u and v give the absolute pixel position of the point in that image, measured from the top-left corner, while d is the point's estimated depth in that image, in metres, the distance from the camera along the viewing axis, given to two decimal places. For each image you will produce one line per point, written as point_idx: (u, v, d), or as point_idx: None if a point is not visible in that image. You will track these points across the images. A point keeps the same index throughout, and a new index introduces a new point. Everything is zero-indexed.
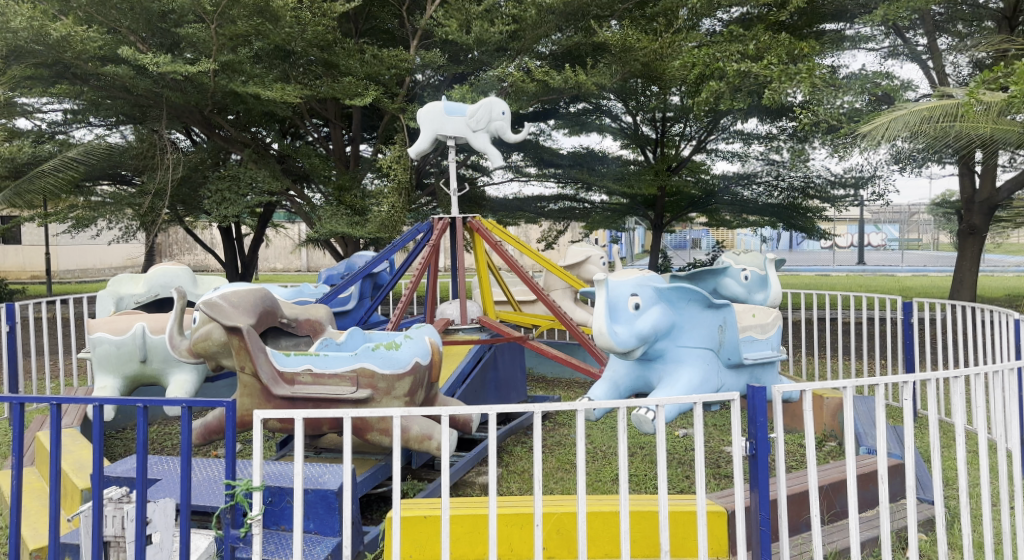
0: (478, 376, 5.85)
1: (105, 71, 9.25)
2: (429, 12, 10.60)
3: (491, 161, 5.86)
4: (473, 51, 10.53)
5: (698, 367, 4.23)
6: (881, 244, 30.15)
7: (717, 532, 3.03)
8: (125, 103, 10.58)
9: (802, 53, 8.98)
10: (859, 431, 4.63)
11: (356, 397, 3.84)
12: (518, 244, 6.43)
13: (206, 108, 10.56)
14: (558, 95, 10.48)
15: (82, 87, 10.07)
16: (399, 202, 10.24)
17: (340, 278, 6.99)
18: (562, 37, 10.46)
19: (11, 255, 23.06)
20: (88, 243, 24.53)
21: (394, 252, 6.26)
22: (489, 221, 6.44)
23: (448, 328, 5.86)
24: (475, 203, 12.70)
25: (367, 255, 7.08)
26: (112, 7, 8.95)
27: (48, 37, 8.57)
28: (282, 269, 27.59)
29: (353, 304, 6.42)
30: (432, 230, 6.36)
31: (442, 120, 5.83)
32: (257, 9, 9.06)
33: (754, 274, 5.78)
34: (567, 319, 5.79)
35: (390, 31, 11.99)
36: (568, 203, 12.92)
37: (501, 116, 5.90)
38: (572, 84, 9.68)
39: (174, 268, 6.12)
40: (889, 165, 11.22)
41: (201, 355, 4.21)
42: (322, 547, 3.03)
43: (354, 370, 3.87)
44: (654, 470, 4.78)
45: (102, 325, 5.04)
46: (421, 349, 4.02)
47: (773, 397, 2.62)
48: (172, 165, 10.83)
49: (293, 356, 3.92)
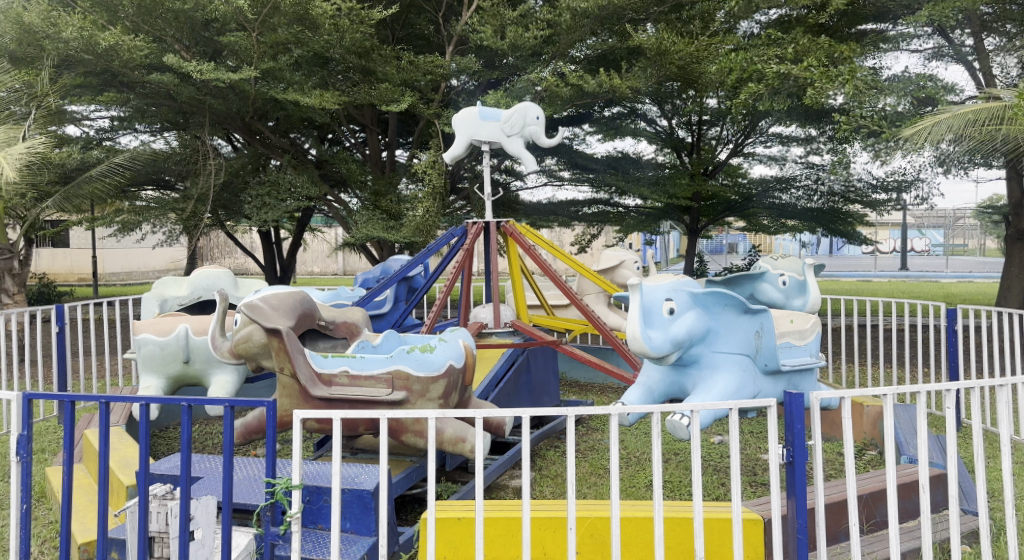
0: (512, 379, 5.87)
1: (151, 79, 9.49)
2: (465, 18, 10.67)
3: (525, 165, 5.87)
4: (508, 56, 10.59)
5: (734, 373, 4.19)
6: (926, 250, 29.53)
7: (753, 539, 3.00)
8: (169, 110, 10.88)
9: (842, 56, 8.88)
10: (901, 440, 4.54)
11: (392, 399, 3.89)
12: (551, 248, 6.43)
13: (247, 114, 10.78)
14: (592, 99, 10.46)
15: (129, 95, 10.35)
16: (434, 206, 10.36)
17: (375, 282, 7.08)
18: (597, 41, 10.49)
19: (61, 258, 23.77)
20: (133, 247, 25.17)
21: (428, 256, 6.32)
22: (523, 225, 6.45)
23: (482, 332, 6.00)
24: (509, 207, 12.74)
25: (402, 258, 7.14)
26: (159, 16, 9.19)
27: (97, 46, 8.84)
28: (319, 273, 27.97)
29: (389, 307, 6.49)
30: (467, 234, 6.38)
31: (477, 125, 5.87)
32: (297, 17, 9.23)
33: (792, 279, 5.69)
34: (600, 323, 5.76)
35: (426, 37, 12.01)
36: (601, 207, 12.89)
37: (535, 121, 5.93)
38: (606, 87, 9.66)
39: (217, 272, 6.23)
40: (933, 168, 10.92)
41: (241, 356, 4.30)
42: (358, 547, 3.08)
43: (389, 372, 3.93)
44: (689, 477, 4.74)
45: (147, 326, 5.18)
46: (455, 353, 4.06)
47: (811, 403, 2.59)
48: (214, 170, 11.11)
49: (331, 357, 4.00)
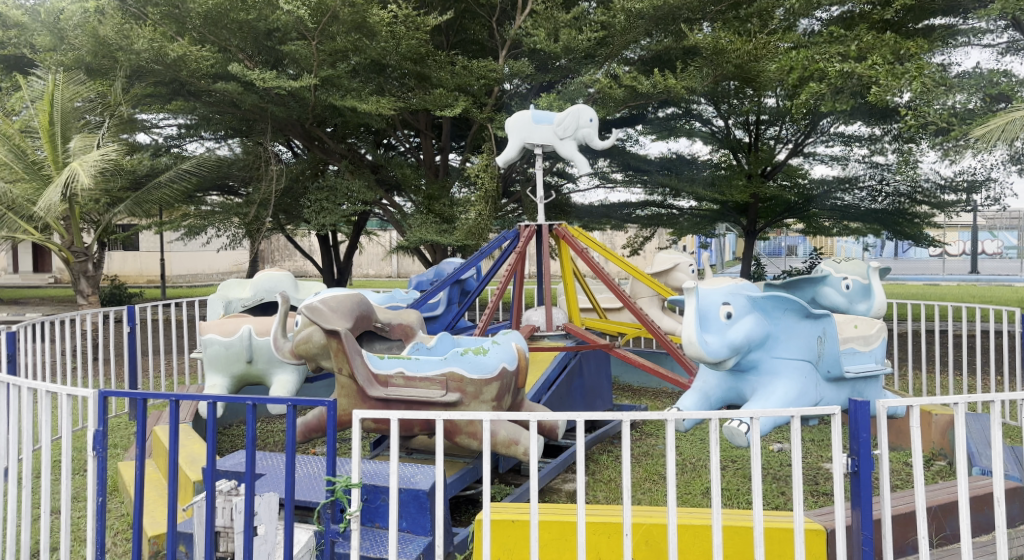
0: (565, 382, 5.86)
1: (216, 87, 9.82)
2: (518, 22, 10.71)
3: (579, 168, 5.84)
4: (561, 59, 10.59)
5: (795, 379, 4.09)
6: (997, 253, 28.37)
7: (815, 549, 2.92)
8: (233, 118, 11.26)
9: (909, 53, 8.59)
10: (973, 451, 4.36)
11: (446, 401, 3.94)
12: (604, 251, 6.37)
13: (306, 121, 11.04)
14: (647, 100, 10.36)
15: (195, 103, 10.75)
16: (486, 210, 10.45)
17: (428, 284, 7.16)
18: (652, 42, 10.38)
19: (131, 261, 24.80)
20: (199, 250, 26.09)
21: (480, 259, 6.36)
22: (575, 228, 6.40)
23: (534, 335, 5.99)
24: (562, 210, 12.66)
25: (455, 261, 7.20)
26: (224, 27, 9.48)
27: (167, 57, 9.20)
28: (374, 275, 28.46)
29: (442, 309, 6.56)
30: (519, 238, 6.38)
31: (530, 129, 5.89)
32: (355, 25, 9.41)
33: (856, 283, 5.53)
34: (654, 328, 5.68)
35: (479, 42, 12.05)
36: (655, 209, 12.78)
37: (589, 123, 5.88)
38: (660, 89, 9.57)
39: (278, 274, 6.40)
40: (1007, 168, 10.44)
41: (302, 356, 4.42)
42: (415, 546, 3.12)
43: (444, 374, 3.97)
44: (747, 485, 4.65)
45: (213, 327, 5.35)
46: (508, 355, 4.09)
47: (877, 411, 2.50)
48: (275, 176, 11.45)
49: (387, 358, 4.05)
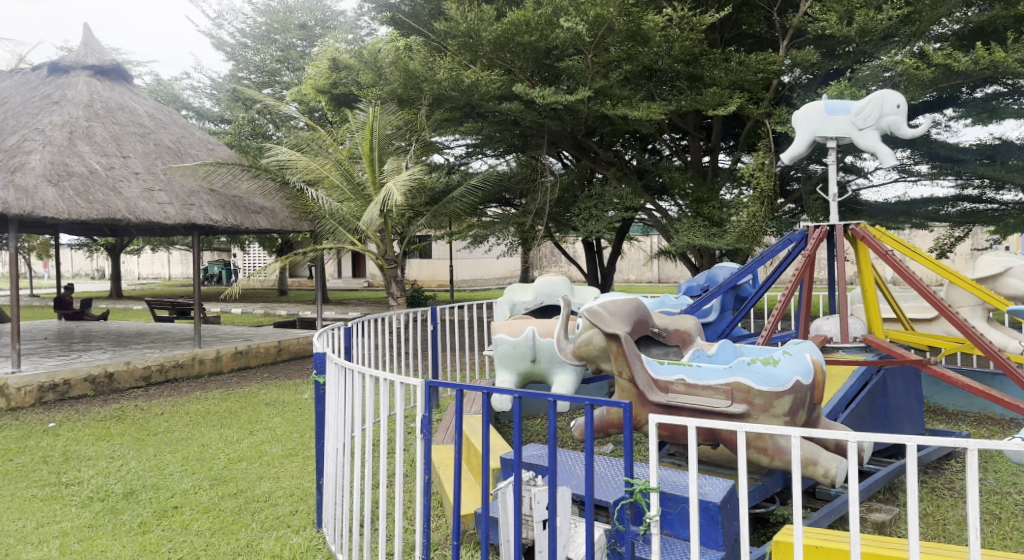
0: (865, 401, 5.32)
1: (502, 107, 10.57)
2: (803, 9, 9.99)
3: (883, 160, 5.26)
4: (854, 43, 9.67)
5: None
6: None
7: None
8: (511, 135, 12.09)
9: None
10: None
11: (731, 411, 3.76)
12: (912, 253, 5.65)
13: (580, 131, 11.41)
14: (963, 80, 9.02)
15: (483, 123, 11.69)
16: (761, 211, 9.98)
17: (700, 290, 6.95)
18: (970, 13, 9.05)
19: (425, 268, 27.72)
20: (480, 257, 28.34)
21: (759, 264, 6.02)
22: (876, 228, 5.72)
23: (827, 345, 5.46)
24: (851, 210, 11.51)
25: (728, 266, 6.92)
26: (509, 51, 10.13)
27: (462, 83, 10.14)
28: (636, 280, 28.61)
29: (715, 316, 6.34)
30: (806, 240, 5.91)
31: (823, 120, 5.43)
32: (630, 33, 9.51)
33: None
34: (983, 342, 4.87)
35: (755, 35, 11.49)
36: (970, 205, 11.10)
37: (895, 110, 5.27)
38: (982, 65, 8.26)
39: (556, 279, 6.68)
40: None
41: (583, 358, 4.50)
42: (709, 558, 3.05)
43: (727, 384, 3.80)
44: None
45: (502, 326, 5.73)
46: (802, 367, 3.81)
47: None
48: (549, 187, 12.08)
49: (667, 365, 3.95)
